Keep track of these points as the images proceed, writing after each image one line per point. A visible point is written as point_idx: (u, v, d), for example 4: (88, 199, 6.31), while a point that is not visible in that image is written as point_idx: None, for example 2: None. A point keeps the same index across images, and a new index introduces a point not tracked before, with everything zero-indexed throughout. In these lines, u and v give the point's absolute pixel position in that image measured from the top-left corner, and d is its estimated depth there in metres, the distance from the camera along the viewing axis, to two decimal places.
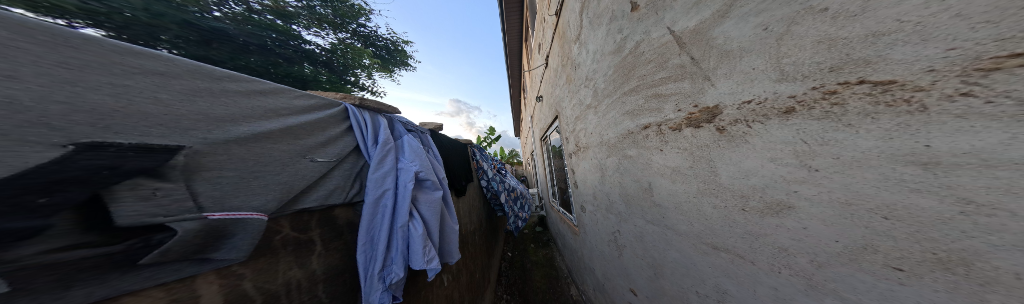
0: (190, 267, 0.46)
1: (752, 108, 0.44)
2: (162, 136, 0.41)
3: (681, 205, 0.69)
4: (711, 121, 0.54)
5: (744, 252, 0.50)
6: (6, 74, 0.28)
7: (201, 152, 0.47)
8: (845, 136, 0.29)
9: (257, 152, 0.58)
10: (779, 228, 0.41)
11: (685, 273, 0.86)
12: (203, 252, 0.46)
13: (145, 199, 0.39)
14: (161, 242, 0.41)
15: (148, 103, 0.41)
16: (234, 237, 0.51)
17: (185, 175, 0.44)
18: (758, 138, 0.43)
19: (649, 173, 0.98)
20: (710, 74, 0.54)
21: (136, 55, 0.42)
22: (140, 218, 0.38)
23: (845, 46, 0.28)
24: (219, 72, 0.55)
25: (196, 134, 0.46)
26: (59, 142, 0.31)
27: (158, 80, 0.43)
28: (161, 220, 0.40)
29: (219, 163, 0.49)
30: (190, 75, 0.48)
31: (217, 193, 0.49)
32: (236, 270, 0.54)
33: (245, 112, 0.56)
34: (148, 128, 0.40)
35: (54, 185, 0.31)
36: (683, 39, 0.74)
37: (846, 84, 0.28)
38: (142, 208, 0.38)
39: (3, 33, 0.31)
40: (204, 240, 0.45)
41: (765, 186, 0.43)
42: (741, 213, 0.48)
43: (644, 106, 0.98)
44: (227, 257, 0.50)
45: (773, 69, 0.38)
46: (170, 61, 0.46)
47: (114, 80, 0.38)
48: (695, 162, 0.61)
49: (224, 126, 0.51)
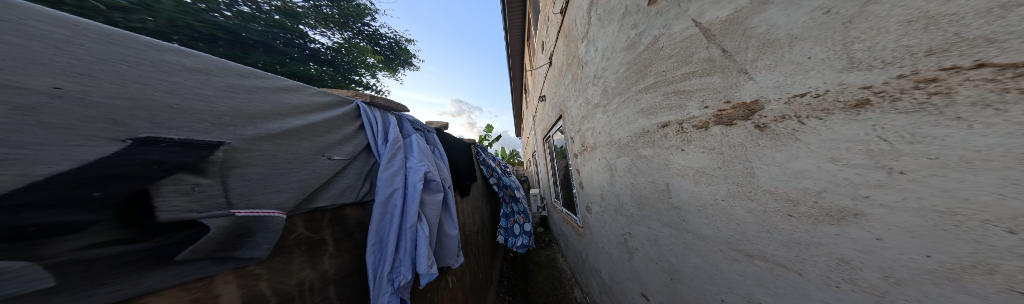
0: (212, 266, 0.44)
1: (807, 101, 0.39)
2: (206, 132, 0.42)
3: (706, 208, 0.64)
4: (748, 118, 0.50)
5: (786, 261, 0.46)
6: (80, 72, 0.30)
7: (238, 148, 0.47)
8: (951, 132, 0.24)
9: (285, 148, 0.58)
10: (839, 237, 0.37)
11: (707, 280, 0.82)
12: (224, 251, 0.44)
13: (185, 194, 0.38)
14: (193, 239, 0.40)
15: (196, 100, 0.42)
16: (257, 236, 0.49)
17: (221, 172, 0.43)
18: (813, 136, 0.38)
19: (667, 175, 0.93)
20: (748, 66, 0.50)
21: (172, 53, 0.42)
22: (181, 214, 0.37)
23: (953, 23, 0.24)
24: (246, 70, 0.55)
25: (233, 130, 0.46)
26: (120, 137, 0.32)
27: (200, 77, 0.44)
28: (194, 216, 0.39)
29: (252, 159, 0.49)
30: (224, 72, 0.49)
31: (246, 190, 0.47)
32: (252, 270, 0.52)
33: (274, 108, 0.56)
34: (194, 124, 0.40)
35: (107, 180, 0.31)
36: (713, 31, 0.69)
37: (953, 69, 0.24)
38: (181, 204, 0.38)
39: (63, 32, 0.32)
40: (230, 237, 0.44)
41: (820, 191, 0.38)
42: (787, 218, 0.44)
43: (663, 103, 0.93)
44: (251, 256, 0.49)
45: (840, 57, 0.35)
46: (203, 59, 0.47)
47: (166, 77, 0.39)
48: (726, 163, 0.56)
49: (256, 122, 0.51)
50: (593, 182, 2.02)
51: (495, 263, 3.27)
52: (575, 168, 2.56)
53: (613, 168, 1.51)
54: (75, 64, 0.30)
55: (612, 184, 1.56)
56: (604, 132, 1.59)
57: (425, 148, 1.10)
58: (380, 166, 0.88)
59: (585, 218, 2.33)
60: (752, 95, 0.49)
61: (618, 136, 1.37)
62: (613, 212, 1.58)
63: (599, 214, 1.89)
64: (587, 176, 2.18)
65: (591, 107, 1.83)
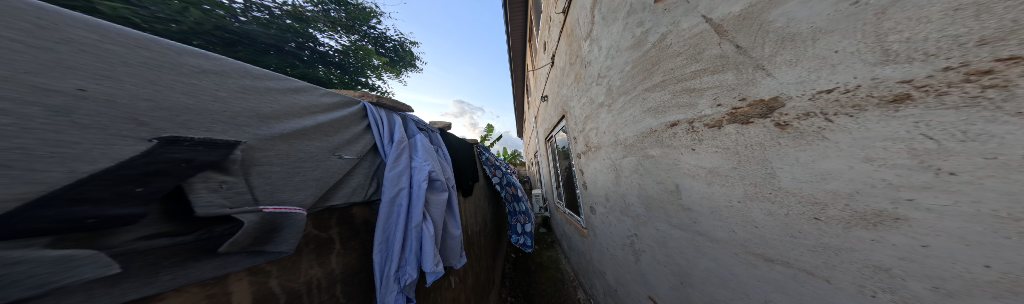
0: (249, 258, 0.47)
1: (836, 97, 0.37)
2: (223, 132, 0.43)
3: (720, 210, 0.63)
4: (767, 116, 0.48)
5: (812, 267, 0.44)
6: (103, 74, 0.30)
7: (255, 147, 0.48)
8: (1012, 130, 0.22)
9: (300, 148, 0.59)
10: (877, 243, 0.34)
11: (720, 284, 0.79)
12: (256, 245, 0.47)
13: (215, 191, 0.40)
14: (225, 233, 0.43)
15: (212, 101, 0.42)
16: (285, 231, 0.51)
17: (243, 170, 0.45)
18: (844, 134, 0.36)
19: (677, 175, 0.89)
20: (765, 62, 0.48)
21: (190, 55, 0.43)
22: (215, 209, 0.39)
23: (1009, 9, 0.22)
24: (258, 71, 0.56)
25: (248, 130, 0.47)
26: (146, 137, 0.32)
27: (215, 79, 0.45)
28: (227, 211, 0.41)
29: (269, 159, 0.50)
30: (237, 74, 0.50)
31: (269, 187, 0.49)
32: (264, 268, 0.51)
33: (286, 109, 0.57)
34: (212, 124, 0.41)
35: (144, 177, 0.32)
36: (725, 26, 0.67)
37: (1012, 60, 0.21)
38: (213, 200, 0.39)
39: (89, 36, 0.32)
40: (262, 232, 0.46)
41: (855, 193, 0.36)
42: (814, 222, 0.41)
43: (671, 101, 0.90)
44: (280, 250, 0.51)
45: (872, 49, 0.33)
46: (218, 61, 0.48)
47: (184, 79, 0.40)
48: (741, 163, 0.55)
49: (270, 122, 0.52)
50: (597, 183, 2.00)
51: (496, 266, 3.15)
52: (579, 168, 2.54)
53: (618, 168, 1.48)
54: (100, 65, 0.31)
55: (617, 184, 1.54)
56: (608, 132, 1.57)
57: (430, 147, 1.09)
58: (386, 165, 0.87)
59: (589, 219, 2.30)
60: (771, 92, 0.47)
61: (624, 136, 1.34)
62: (618, 212, 1.56)
63: (604, 214, 1.86)
64: (591, 176, 2.15)
65: (595, 106, 1.81)
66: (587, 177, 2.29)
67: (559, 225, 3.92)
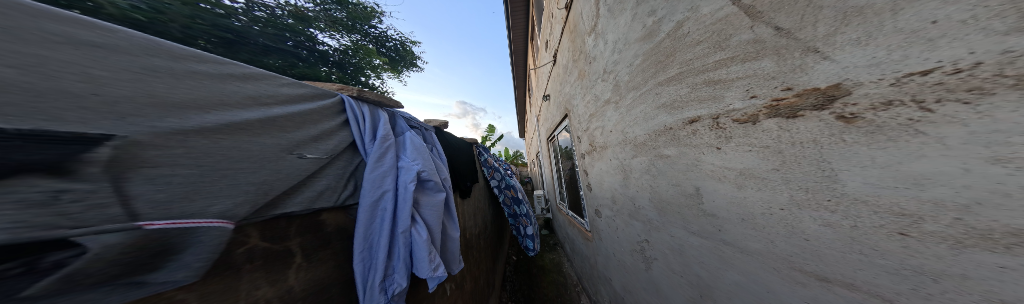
0: (120, 293, 0.36)
1: (930, 81, 0.28)
2: (83, 122, 0.31)
3: (755, 219, 0.57)
4: (824, 107, 0.41)
5: (884, 293, 0.37)
6: None
7: (140, 143, 0.35)
8: None
9: (235, 145, 0.50)
10: (1008, 272, 0.24)
11: (749, 300, 0.70)
12: (133, 272, 0.36)
13: (45, 205, 0.28)
14: (59, 265, 0.29)
15: (77, 80, 0.31)
16: (184, 253, 0.41)
17: (114, 173, 0.33)
18: (958, 129, 0.26)
19: (697, 177, 0.79)
20: (816, 45, 0.43)
21: (65, 22, 0.33)
22: (44, 230, 0.27)
23: None
24: (181, 49, 0.47)
25: (140, 122, 0.36)
26: None
27: (96, 54, 0.34)
28: (70, 233, 0.29)
29: (171, 159, 0.40)
30: (143, 51, 0.40)
31: (162, 196, 0.39)
32: (172, 296, 0.42)
33: (217, 98, 0.48)
34: (62, 111, 0.29)
35: None
36: (755, 8, 0.58)
37: None
38: (39, 218, 0.27)
39: None
40: (137, 256, 0.36)
41: (970, 204, 0.26)
42: (899, 239, 0.33)
43: (691, 95, 0.81)
44: (170, 279, 0.41)
45: (995, 15, 0.24)
46: (117, 35, 0.38)
47: (22, 49, 0.28)
48: (784, 164, 0.48)
49: (182, 114, 0.42)
50: (602, 184, 1.92)
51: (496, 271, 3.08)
52: (583, 169, 2.45)
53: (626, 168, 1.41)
54: None
55: (626, 185, 1.45)
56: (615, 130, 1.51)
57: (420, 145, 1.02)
58: (369, 166, 0.81)
59: (594, 222, 2.22)
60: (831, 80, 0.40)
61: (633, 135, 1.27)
62: (627, 216, 1.49)
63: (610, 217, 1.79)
64: (596, 176, 2.08)
65: (600, 104, 1.74)
66: (591, 177, 2.22)
67: (562, 227, 3.82)
